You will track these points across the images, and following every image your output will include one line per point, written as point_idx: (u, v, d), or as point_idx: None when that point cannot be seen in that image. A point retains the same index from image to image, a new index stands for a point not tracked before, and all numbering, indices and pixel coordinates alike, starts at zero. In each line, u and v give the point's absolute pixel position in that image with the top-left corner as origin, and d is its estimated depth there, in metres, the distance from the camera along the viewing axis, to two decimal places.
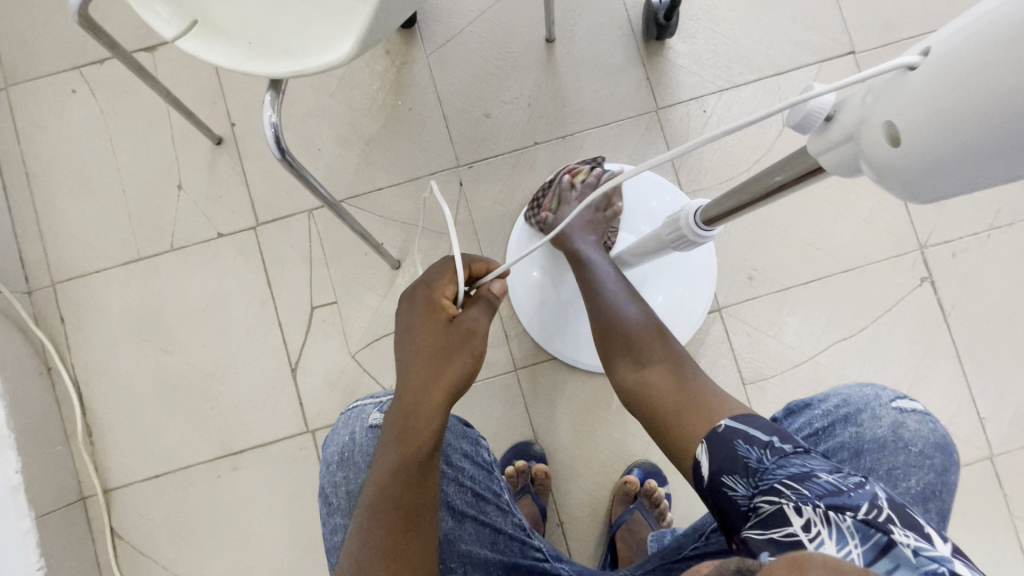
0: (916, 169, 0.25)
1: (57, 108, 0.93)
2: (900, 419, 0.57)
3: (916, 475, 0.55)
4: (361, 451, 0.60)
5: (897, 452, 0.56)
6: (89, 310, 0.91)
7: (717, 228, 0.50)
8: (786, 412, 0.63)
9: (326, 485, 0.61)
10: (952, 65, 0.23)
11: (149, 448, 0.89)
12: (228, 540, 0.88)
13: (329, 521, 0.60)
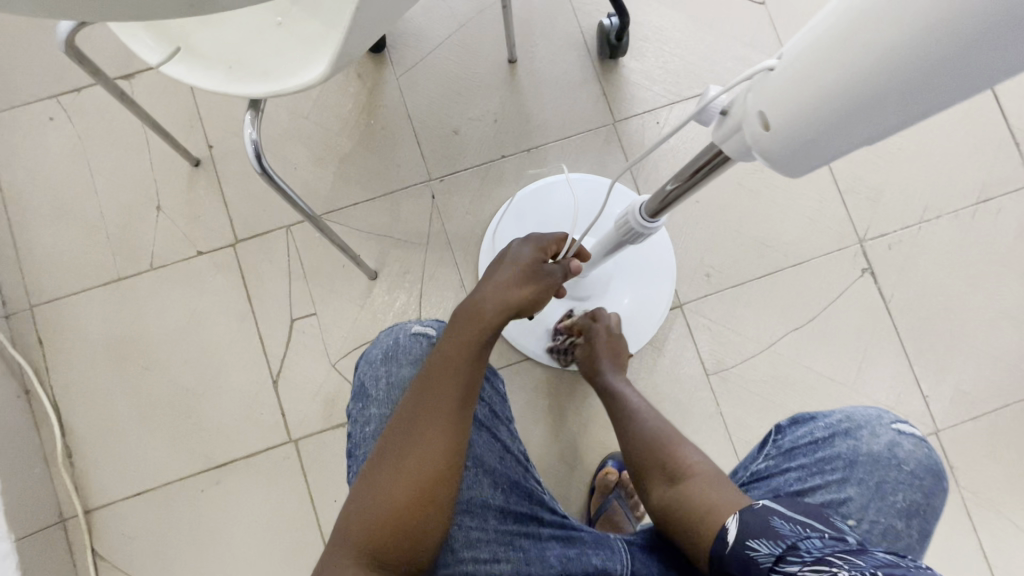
0: (785, 145, 0.31)
1: (34, 135, 0.95)
2: (897, 439, 0.63)
3: (902, 492, 0.61)
4: (406, 350, 0.63)
5: (884, 466, 0.61)
6: (68, 332, 0.92)
7: (661, 219, 0.55)
8: (791, 421, 0.68)
9: (366, 379, 0.63)
10: (794, 62, 0.29)
11: (131, 466, 0.90)
12: (213, 554, 0.89)
13: (361, 412, 0.62)
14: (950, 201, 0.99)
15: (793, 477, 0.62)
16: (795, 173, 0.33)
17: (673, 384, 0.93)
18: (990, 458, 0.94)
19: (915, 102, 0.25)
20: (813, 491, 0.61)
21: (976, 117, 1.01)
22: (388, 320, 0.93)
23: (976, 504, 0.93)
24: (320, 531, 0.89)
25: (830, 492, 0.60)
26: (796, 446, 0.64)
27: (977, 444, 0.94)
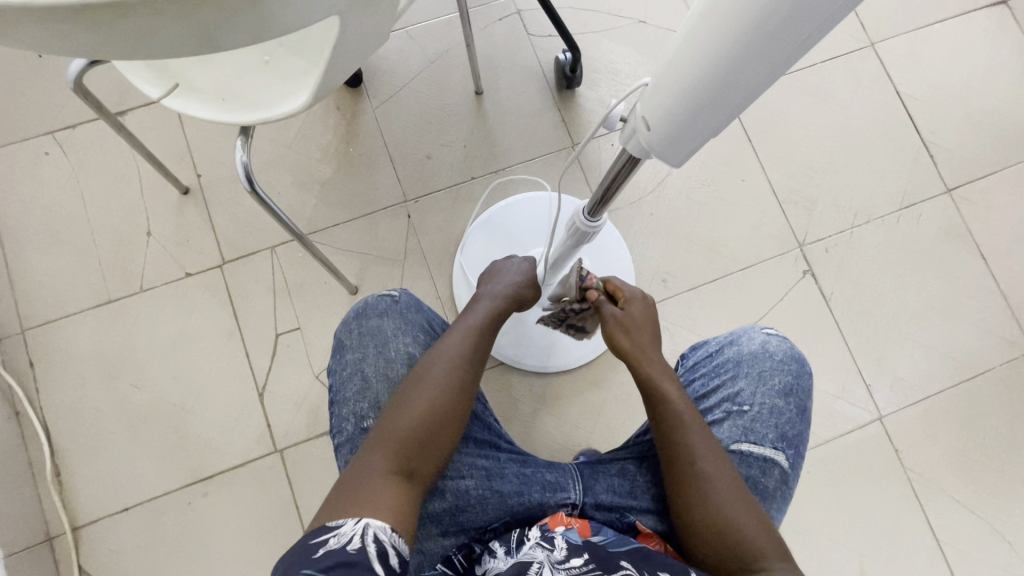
0: (662, 139, 0.43)
1: (29, 169, 1.01)
2: (768, 337, 0.70)
3: (779, 375, 0.68)
4: (376, 308, 0.69)
5: (762, 360, 0.69)
6: (58, 354, 0.96)
7: (602, 218, 0.64)
8: (691, 348, 0.75)
9: (341, 335, 0.68)
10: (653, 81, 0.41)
11: (118, 481, 0.92)
12: (199, 566, 0.91)
13: (337, 364, 0.67)
14: (876, 208, 1.10)
15: (697, 384, 0.71)
16: (681, 161, 0.45)
17: (637, 381, 0.99)
18: (931, 439, 1.02)
19: (745, 83, 0.35)
20: (712, 392, 0.69)
21: (892, 134, 1.13)
22: None
23: (922, 484, 1.00)
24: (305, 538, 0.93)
25: (724, 391, 0.68)
26: (695, 364, 0.73)
27: (918, 427, 1.02)
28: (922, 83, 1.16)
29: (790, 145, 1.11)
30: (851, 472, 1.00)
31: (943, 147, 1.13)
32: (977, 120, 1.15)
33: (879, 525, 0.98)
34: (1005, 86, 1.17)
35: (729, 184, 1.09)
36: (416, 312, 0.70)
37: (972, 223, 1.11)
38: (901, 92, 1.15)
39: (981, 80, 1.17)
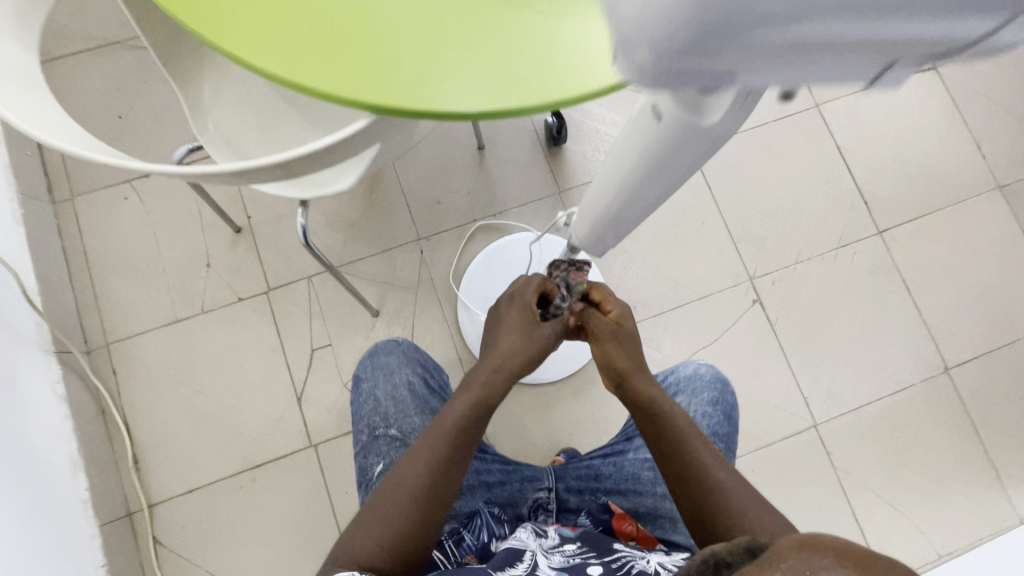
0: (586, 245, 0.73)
1: (111, 211, 1.23)
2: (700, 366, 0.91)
3: (707, 391, 0.88)
4: (385, 345, 0.91)
5: (695, 381, 0.89)
6: (135, 363, 1.17)
7: None
8: None
9: (360, 372, 0.90)
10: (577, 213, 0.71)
11: (183, 468, 1.14)
12: (248, 538, 1.12)
13: (357, 393, 0.88)
14: (817, 246, 1.29)
15: None
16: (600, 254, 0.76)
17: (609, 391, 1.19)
18: (859, 445, 1.21)
19: (622, 222, 0.66)
20: None
21: (833, 183, 1.33)
22: None
23: (849, 481, 1.19)
24: (334, 516, 1.13)
25: None
26: None
27: (847, 433, 1.22)
28: (861, 139, 1.36)
29: (745, 193, 1.31)
30: (788, 471, 1.19)
31: (877, 195, 1.33)
32: (906, 172, 1.35)
33: (811, 515, 1.17)
34: (933, 142, 1.36)
35: (691, 225, 1.29)
36: (416, 350, 0.92)
37: (900, 260, 1.30)
38: (841, 147, 1.35)
39: (912, 136, 1.37)
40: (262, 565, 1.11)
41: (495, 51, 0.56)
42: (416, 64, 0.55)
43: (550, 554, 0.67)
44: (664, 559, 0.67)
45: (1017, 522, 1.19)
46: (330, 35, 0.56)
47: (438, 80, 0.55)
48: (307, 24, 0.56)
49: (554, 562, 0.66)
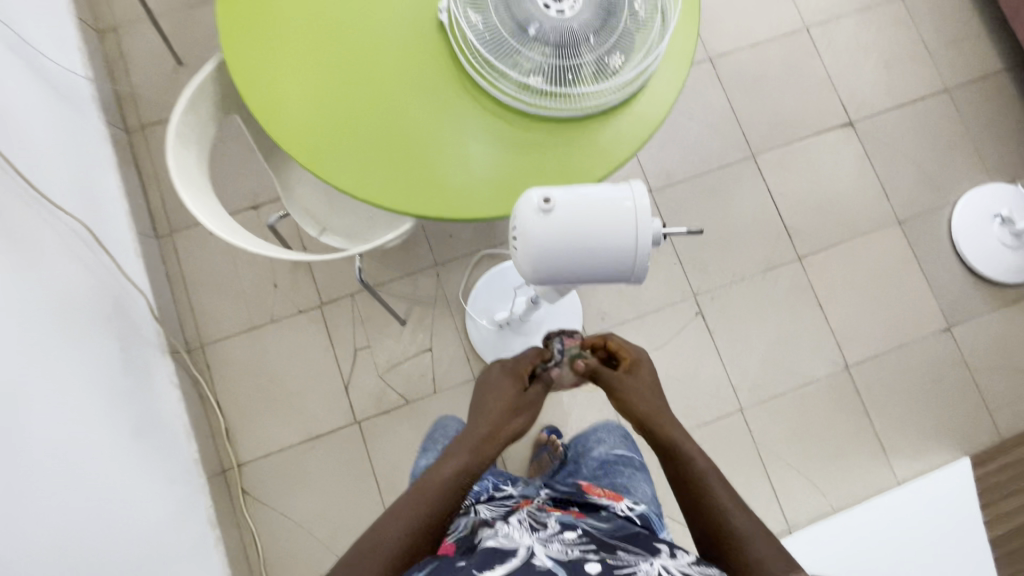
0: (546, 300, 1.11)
1: (202, 243, 1.60)
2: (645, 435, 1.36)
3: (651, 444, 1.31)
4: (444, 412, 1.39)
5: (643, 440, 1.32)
6: (223, 360, 1.55)
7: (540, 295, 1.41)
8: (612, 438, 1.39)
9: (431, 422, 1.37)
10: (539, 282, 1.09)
11: (261, 438, 1.52)
12: (310, 489, 1.51)
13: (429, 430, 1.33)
14: (749, 269, 1.65)
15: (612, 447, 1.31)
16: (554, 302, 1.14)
17: None
18: (775, 425, 1.56)
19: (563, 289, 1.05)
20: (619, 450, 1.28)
21: (764, 219, 1.67)
22: (413, 348, 1.57)
23: (766, 452, 1.55)
24: (373, 474, 1.52)
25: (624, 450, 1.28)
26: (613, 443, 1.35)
27: (765, 415, 1.58)
28: (788, 183, 1.70)
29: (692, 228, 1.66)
30: (719, 445, 1.55)
31: (799, 229, 1.67)
32: (823, 209, 1.69)
33: (734, 477, 1.53)
34: (848, 185, 1.70)
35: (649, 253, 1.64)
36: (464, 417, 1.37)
37: (815, 281, 1.65)
38: (772, 189, 1.69)
39: (830, 180, 1.70)
40: (321, 509, 1.50)
41: (488, 175, 0.94)
42: (443, 185, 0.92)
43: (549, 545, 0.77)
44: (668, 560, 0.72)
45: (894, 484, 1.55)
46: (368, 120, 0.92)
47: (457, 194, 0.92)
48: (376, 159, 0.92)
49: (551, 550, 0.76)
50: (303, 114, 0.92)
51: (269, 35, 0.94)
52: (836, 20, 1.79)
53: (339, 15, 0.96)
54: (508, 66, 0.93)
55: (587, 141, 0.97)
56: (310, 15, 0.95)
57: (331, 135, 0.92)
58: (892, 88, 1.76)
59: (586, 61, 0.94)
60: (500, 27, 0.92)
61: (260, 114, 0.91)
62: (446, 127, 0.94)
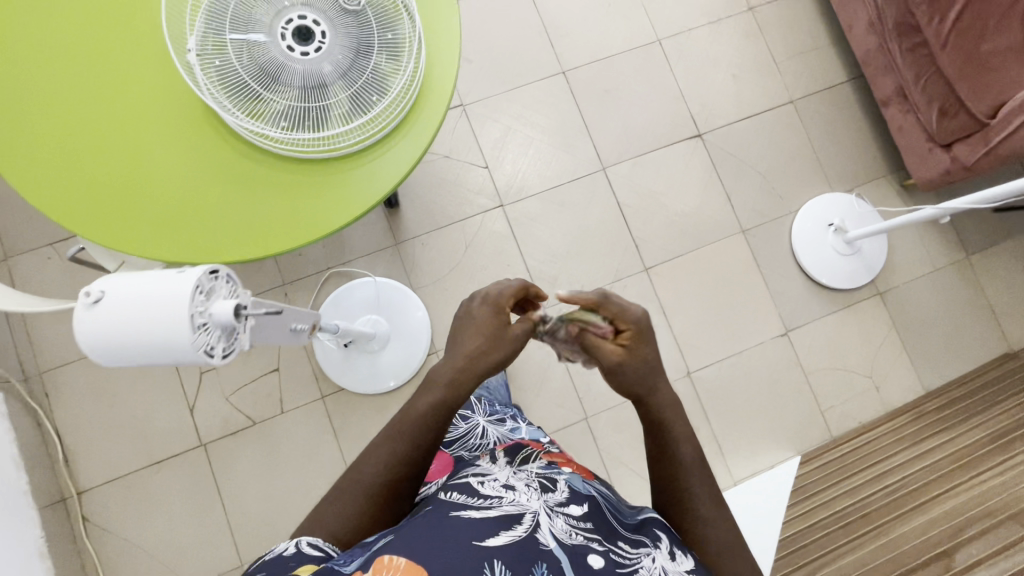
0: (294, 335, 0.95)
1: (38, 268, 1.57)
2: None
3: None
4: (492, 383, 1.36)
5: None
6: (64, 387, 1.53)
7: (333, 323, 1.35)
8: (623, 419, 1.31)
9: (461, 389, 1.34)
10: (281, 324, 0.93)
11: (104, 465, 1.52)
12: (155, 513, 1.51)
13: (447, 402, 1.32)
14: (596, 282, 1.69)
15: None
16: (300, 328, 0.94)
17: None
18: (618, 433, 1.62)
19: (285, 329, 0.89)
20: None
21: (613, 232, 1.72)
22: (259, 368, 1.57)
23: (608, 458, 1.61)
24: (220, 496, 1.53)
25: None
26: None
27: (610, 422, 1.63)
28: (637, 195, 1.74)
29: (542, 242, 1.70)
30: None
31: (646, 240, 1.72)
32: (671, 221, 1.74)
33: None
34: (695, 196, 1.75)
35: (499, 268, 1.67)
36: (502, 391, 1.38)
37: (660, 292, 1.70)
38: (621, 203, 1.73)
39: (678, 192, 1.75)
40: (166, 532, 1.51)
41: (256, 222, 0.95)
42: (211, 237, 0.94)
43: (554, 516, 0.73)
44: (667, 563, 0.72)
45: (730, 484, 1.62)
46: (137, 188, 0.93)
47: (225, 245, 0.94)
48: (141, 218, 0.93)
49: (555, 526, 0.71)
50: (62, 181, 0.93)
51: (18, 104, 0.94)
52: (687, 32, 1.82)
53: (86, 74, 0.95)
54: (260, 115, 0.93)
55: (367, 173, 0.99)
56: (56, 78, 0.95)
57: (94, 200, 0.93)
58: (741, 99, 1.80)
59: (341, 100, 0.94)
60: (247, 76, 0.91)
61: (22, 186, 0.92)
62: (209, 178, 0.95)
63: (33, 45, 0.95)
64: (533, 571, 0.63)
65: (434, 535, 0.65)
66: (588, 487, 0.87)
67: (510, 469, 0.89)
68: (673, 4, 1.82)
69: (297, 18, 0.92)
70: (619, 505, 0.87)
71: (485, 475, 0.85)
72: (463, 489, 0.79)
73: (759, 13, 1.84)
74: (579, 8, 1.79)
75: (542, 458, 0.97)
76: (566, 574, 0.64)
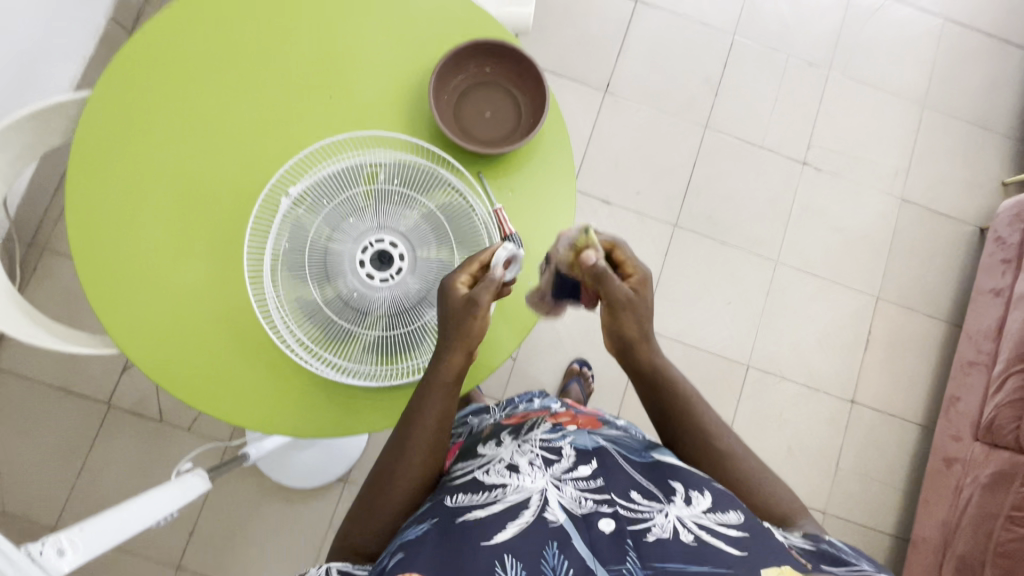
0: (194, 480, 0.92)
1: None
2: None
3: None
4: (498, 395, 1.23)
5: None
6: (50, 273, 1.54)
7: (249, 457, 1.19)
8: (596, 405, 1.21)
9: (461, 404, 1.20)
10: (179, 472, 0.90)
11: (25, 358, 1.51)
12: (27, 430, 1.50)
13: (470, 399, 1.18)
14: None
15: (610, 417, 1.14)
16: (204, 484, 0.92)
17: (308, 517, 1.53)
18: None
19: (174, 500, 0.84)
20: None
21: None
22: None
23: None
24: (83, 457, 1.50)
25: None
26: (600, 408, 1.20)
27: None
28: None
29: None
30: None
31: None
32: None
33: None
34: None
35: None
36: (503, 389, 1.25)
37: None
38: None
39: None
40: (20, 452, 1.49)
41: (221, 373, 0.89)
42: (176, 359, 0.89)
43: (562, 488, 0.70)
44: (683, 512, 0.66)
45: None
46: (155, 296, 0.89)
47: (182, 374, 0.89)
48: (140, 299, 0.89)
49: (563, 498, 0.68)
50: (99, 251, 0.89)
51: (116, 142, 0.91)
52: (779, 379, 1.69)
53: (178, 162, 0.91)
54: (291, 294, 0.87)
55: (360, 399, 0.92)
56: (147, 152, 0.91)
57: (118, 280, 0.89)
58: (780, 473, 1.65)
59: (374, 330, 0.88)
60: (308, 258, 0.86)
61: (69, 195, 0.89)
62: (223, 326, 0.90)
63: (153, 96, 0.92)
64: (544, 556, 0.61)
65: (447, 554, 0.62)
66: (596, 439, 0.80)
67: (513, 442, 0.81)
68: (785, 345, 1.71)
69: (390, 243, 0.88)
70: (631, 444, 0.81)
71: (486, 460, 0.79)
72: (465, 484, 0.74)
73: (858, 411, 1.69)
74: (700, 287, 1.70)
75: (546, 420, 0.87)
76: (580, 557, 0.61)
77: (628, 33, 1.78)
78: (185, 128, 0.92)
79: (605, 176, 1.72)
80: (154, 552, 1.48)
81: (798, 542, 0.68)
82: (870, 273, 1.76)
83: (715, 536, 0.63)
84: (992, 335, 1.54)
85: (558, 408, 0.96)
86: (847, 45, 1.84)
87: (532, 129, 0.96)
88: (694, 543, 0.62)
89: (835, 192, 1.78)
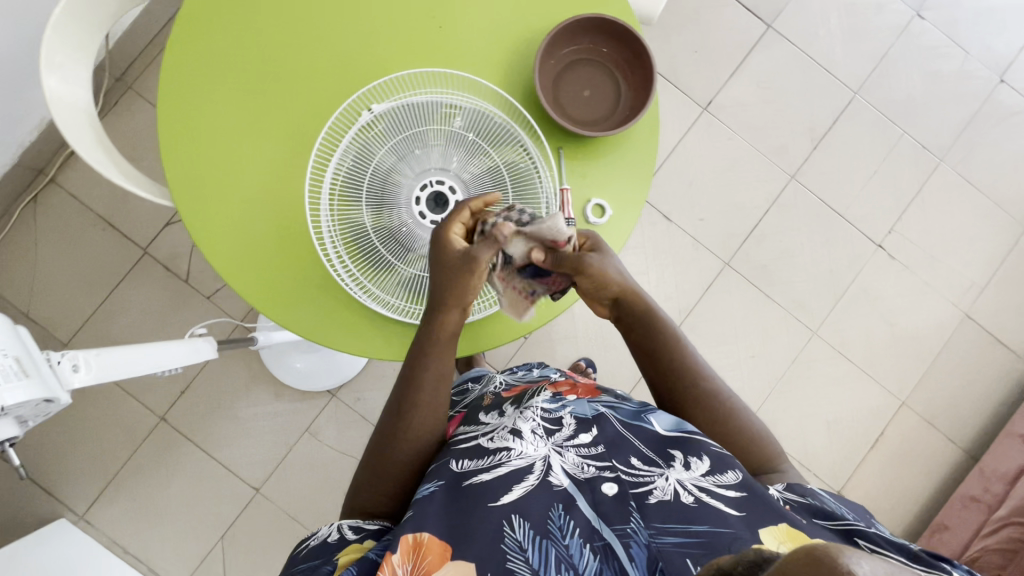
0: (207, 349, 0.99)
1: None
2: None
3: None
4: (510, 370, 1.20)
5: None
6: (128, 111, 1.59)
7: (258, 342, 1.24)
8: None
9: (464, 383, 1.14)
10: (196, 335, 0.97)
11: (84, 182, 1.58)
12: (66, 249, 1.58)
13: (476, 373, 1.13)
14: None
15: None
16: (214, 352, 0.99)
17: (289, 412, 1.59)
18: None
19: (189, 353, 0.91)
20: None
21: None
22: None
23: None
24: (109, 289, 1.58)
25: None
26: None
27: None
28: None
29: None
30: None
31: None
32: None
33: None
34: None
35: None
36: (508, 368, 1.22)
37: None
38: None
39: None
40: (55, 266, 1.57)
41: (261, 264, 0.92)
42: (223, 236, 0.91)
43: (563, 454, 0.70)
44: (682, 475, 0.65)
45: None
46: (218, 171, 0.91)
47: (228, 256, 0.91)
48: (206, 175, 0.91)
49: (564, 462, 0.69)
50: (178, 115, 0.91)
51: (222, 13, 0.92)
52: None
53: (274, 50, 0.92)
54: (343, 211, 0.87)
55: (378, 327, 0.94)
56: (248, 32, 0.92)
57: (189, 142, 0.91)
58: None
59: (410, 267, 0.88)
60: (370, 180, 0.87)
61: (168, 63, 0.91)
62: (274, 217, 0.92)
63: None
64: (549, 517, 0.62)
65: (454, 514, 0.63)
66: (597, 409, 0.80)
67: (515, 410, 0.79)
68: (792, 416, 1.66)
69: (449, 186, 0.89)
70: (631, 412, 0.79)
71: (488, 428, 0.76)
72: (466, 448, 0.73)
73: None
74: (729, 331, 1.66)
75: (546, 390, 0.85)
76: (585, 517, 0.63)
77: (748, 57, 1.70)
78: (288, 18, 0.92)
79: (674, 192, 1.67)
80: (145, 396, 1.57)
81: (789, 496, 0.67)
82: (904, 376, 1.69)
83: (714, 496, 0.61)
84: (1006, 479, 1.47)
85: (558, 380, 0.95)
86: (969, 142, 1.73)
87: (621, 124, 0.94)
88: (694, 503, 0.61)
89: (899, 285, 1.70)
